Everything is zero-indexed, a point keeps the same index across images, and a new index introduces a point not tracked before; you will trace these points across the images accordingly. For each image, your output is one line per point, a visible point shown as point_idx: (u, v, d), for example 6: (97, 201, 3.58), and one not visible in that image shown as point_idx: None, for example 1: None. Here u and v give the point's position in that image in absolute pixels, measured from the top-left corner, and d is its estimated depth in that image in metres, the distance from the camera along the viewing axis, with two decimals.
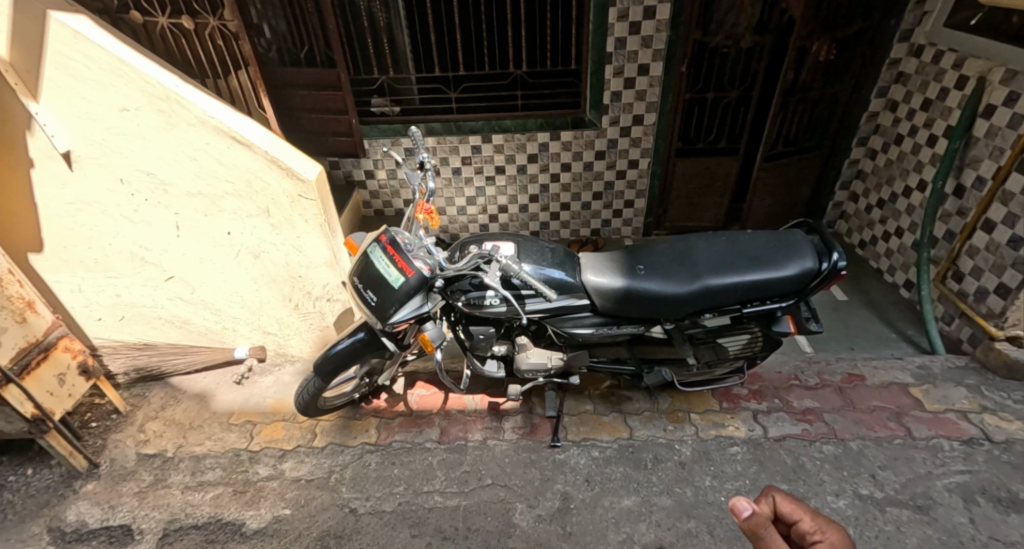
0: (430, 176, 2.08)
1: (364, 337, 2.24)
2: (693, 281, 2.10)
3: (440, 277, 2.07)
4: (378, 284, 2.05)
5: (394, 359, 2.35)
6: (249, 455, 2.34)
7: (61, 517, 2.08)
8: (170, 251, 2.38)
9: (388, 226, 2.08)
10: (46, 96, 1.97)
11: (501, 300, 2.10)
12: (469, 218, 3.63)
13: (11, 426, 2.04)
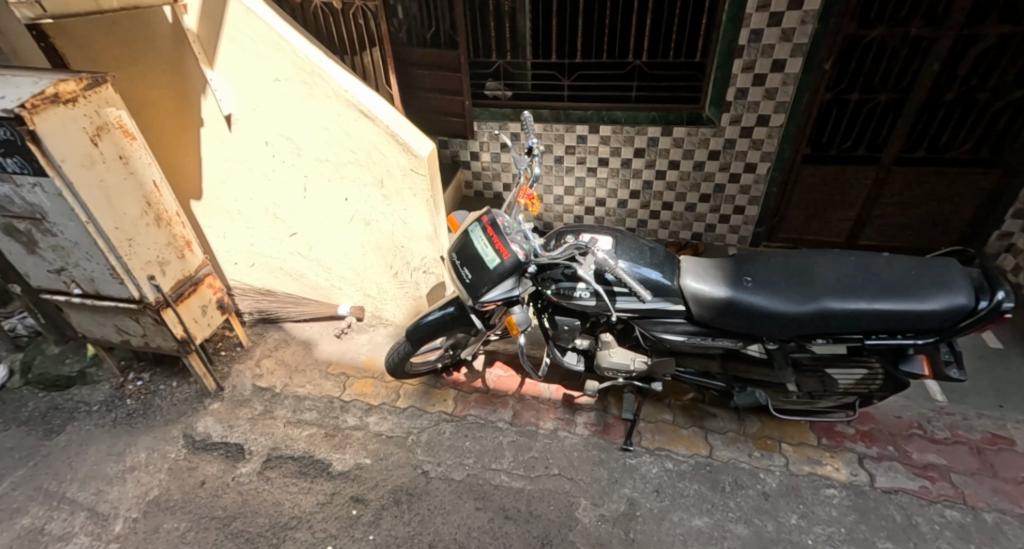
0: (536, 161, 2.09)
1: (453, 312, 2.34)
2: (809, 301, 1.91)
3: (534, 263, 2.09)
4: (474, 263, 2.11)
5: (479, 336, 2.43)
6: (341, 403, 2.58)
7: (192, 427, 2.45)
8: (297, 211, 2.66)
9: (491, 207, 2.13)
10: (220, 64, 2.28)
11: (592, 294, 2.09)
12: (565, 208, 3.55)
13: (164, 344, 2.43)
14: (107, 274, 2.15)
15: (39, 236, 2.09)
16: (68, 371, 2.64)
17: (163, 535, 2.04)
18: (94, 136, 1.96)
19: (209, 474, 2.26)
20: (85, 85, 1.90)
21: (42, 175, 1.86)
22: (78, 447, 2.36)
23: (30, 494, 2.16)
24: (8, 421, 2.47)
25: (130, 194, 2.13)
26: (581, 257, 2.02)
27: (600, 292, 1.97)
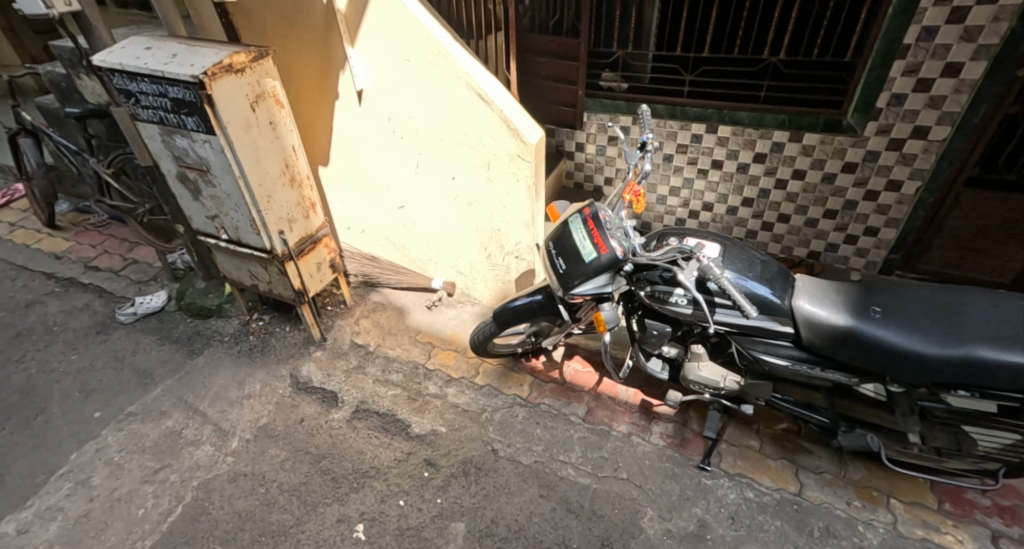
0: (648, 157, 2.00)
1: (541, 299, 2.36)
2: (957, 345, 1.64)
3: (631, 262, 2.01)
4: (571, 254, 2.09)
5: (563, 328, 2.42)
6: (425, 370, 2.74)
7: (298, 369, 2.75)
8: (408, 185, 2.82)
9: (594, 200, 2.11)
10: (360, 43, 2.44)
11: (689, 302, 1.97)
12: (667, 209, 3.37)
13: (284, 292, 2.73)
14: (248, 225, 2.45)
15: (201, 186, 2.42)
16: (210, 304, 3.09)
17: (267, 458, 2.33)
18: (254, 102, 2.24)
19: (309, 414, 2.53)
20: (253, 57, 2.19)
21: (211, 133, 2.15)
22: (211, 370, 2.76)
23: (173, 403, 2.58)
24: (163, 339, 2.95)
25: (274, 157, 2.41)
26: (685, 262, 1.92)
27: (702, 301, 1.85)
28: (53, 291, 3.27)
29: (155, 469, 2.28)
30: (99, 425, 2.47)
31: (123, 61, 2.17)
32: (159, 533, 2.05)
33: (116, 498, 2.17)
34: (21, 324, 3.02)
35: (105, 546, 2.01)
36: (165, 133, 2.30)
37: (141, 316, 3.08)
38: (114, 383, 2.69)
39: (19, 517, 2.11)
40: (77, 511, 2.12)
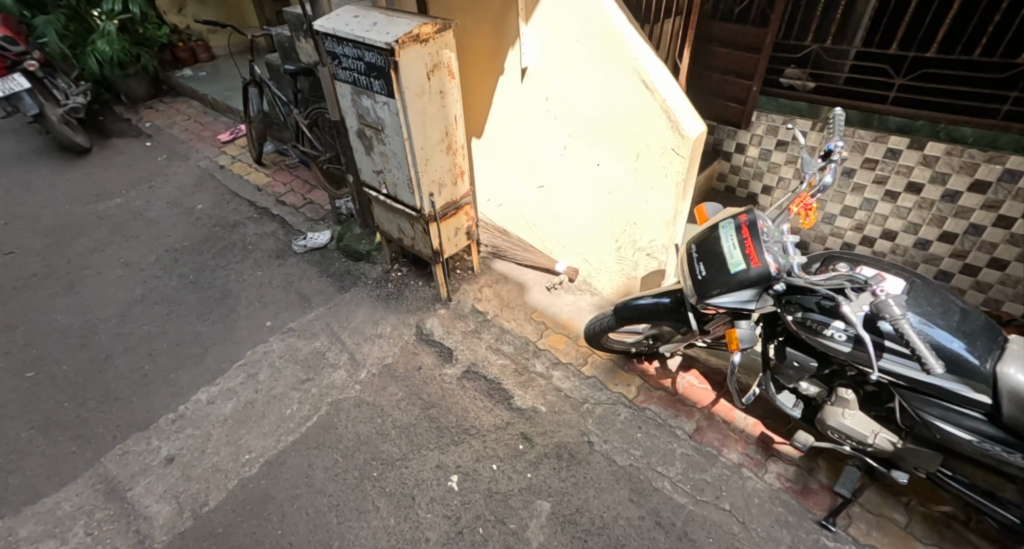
0: (832, 168, 1.74)
1: (667, 303, 2.24)
2: None
3: (785, 281, 1.78)
4: (715, 260, 1.89)
5: (685, 337, 2.26)
6: (535, 348, 2.78)
7: (424, 322, 2.98)
8: (552, 167, 2.83)
9: (754, 206, 1.89)
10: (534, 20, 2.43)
11: (849, 339, 1.70)
12: (834, 229, 2.94)
13: (423, 250, 2.95)
14: (406, 184, 2.67)
15: (374, 143, 2.68)
16: (362, 249, 3.47)
17: (387, 395, 2.58)
18: (430, 71, 2.42)
19: (426, 364, 2.74)
20: (437, 29, 2.35)
21: (391, 97, 2.36)
22: (354, 306, 3.12)
23: (322, 327, 2.97)
24: (322, 272, 3.40)
25: (436, 124, 2.58)
26: (854, 293, 1.63)
27: (868, 346, 1.56)
28: (252, 217, 3.94)
29: (302, 379, 2.67)
30: (268, 333, 2.95)
31: (335, 27, 2.43)
32: (298, 433, 2.41)
33: (272, 395, 2.59)
34: (228, 239, 3.71)
35: (260, 431, 2.42)
36: (355, 93, 2.56)
37: (309, 249, 3.58)
38: (284, 301, 3.18)
39: (206, 391, 2.62)
40: (243, 397, 2.58)
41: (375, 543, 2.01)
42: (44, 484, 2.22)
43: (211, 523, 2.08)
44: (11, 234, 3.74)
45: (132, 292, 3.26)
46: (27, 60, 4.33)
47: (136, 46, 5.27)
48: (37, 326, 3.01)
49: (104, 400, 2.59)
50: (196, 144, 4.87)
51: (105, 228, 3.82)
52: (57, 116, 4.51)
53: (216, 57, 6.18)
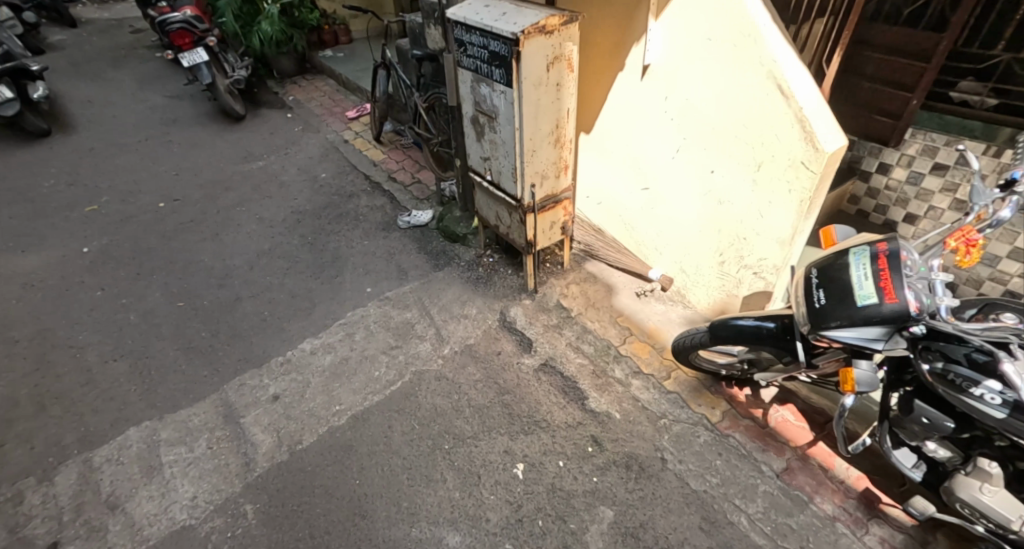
0: (1010, 204, 1.52)
1: (772, 329, 2.04)
2: None
3: (926, 324, 1.56)
4: (839, 290, 1.68)
5: (788, 369, 2.07)
6: (616, 352, 2.72)
7: (507, 310, 3.02)
8: (660, 169, 2.71)
9: (898, 234, 1.65)
10: (664, 16, 2.32)
11: (1006, 404, 1.49)
12: (993, 272, 2.58)
13: (517, 239, 2.98)
14: (510, 173, 2.71)
15: (485, 130, 2.75)
16: (459, 232, 3.59)
17: (465, 374, 2.67)
18: (550, 63, 2.42)
19: (506, 350, 2.79)
20: (564, 21, 2.34)
21: (509, 86, 2.40)
22: (445, 285, 3.25)
23: (415, 300, 3.14)
24: (421, 249, 3.58)
25: (548, 116, 2.58)
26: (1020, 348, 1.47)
27: None
28: (365, 190, 4.24)
29: (392, 346, 2.84)
30: (367, 298, 3.18)
31: (467, 16, 2.49)
32: (383, 395, 2.58)
33: (364, 356, 2.79)
34: (343, 208, 4.03)
35: (351, 387, 2.63)
36: (475, 81, 2.63)
37: (411, 226, 3.78)
38: (384, 271, 3.40)
39: (310, 342, 2.89)
40: (340, 353, 2.81)
41: (439, 511, 2.10)
42: (179, 399, 2.58)
43: (301, 461, 2.30)
44: (176, 183, 4.36)
45: (261, 245, 3.66)
46: (209, 37, 5.02)
47: (290, 27, 5.89)
48: (187, 264, 3.49)
49: (230, 336, 2.94)
50: (327, 118, 5.33)
51: (247, 186, 4.32)
52: (224, 86, 5.16)
53: (354, 40, 6.69)
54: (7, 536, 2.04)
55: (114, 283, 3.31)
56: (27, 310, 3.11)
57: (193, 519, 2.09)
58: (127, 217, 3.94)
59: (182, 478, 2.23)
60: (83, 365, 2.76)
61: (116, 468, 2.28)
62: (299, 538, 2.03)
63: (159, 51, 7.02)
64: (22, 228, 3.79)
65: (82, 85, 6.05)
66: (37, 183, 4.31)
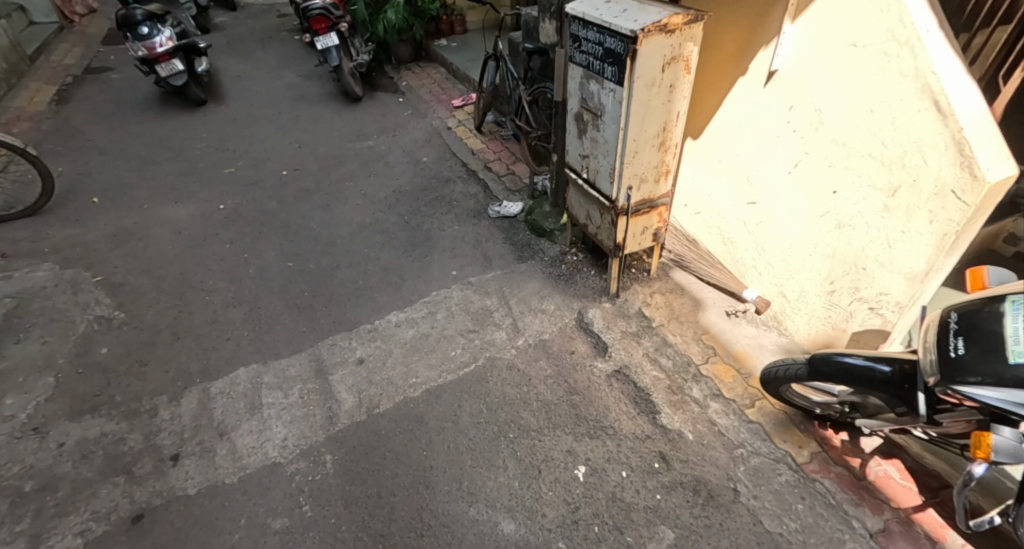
0: None
1: (885, 373, 1.83)
2: None
3: None
4: (985, 341, 1.48)
5: (900, 421, 1.86)
6: (696, 371, 2.60)
7: (586, 311, 2.99)
8: (773, 183, 2.53)
9: None
10: (802, 19, 2.15)
11: None
12: None
13: (606, 241, 2.93)
14: (608, 173, 2.67)
15: (588, 128, 2.72)
16: (546, 227, 3.60)
17: (537, 367, 2.69)
18: (667, 63, 2.34)
19: (580, 351, 2.77)
20: (688, 20, 2.25)
21: (619, 85, 2.35)
22: (527, 278, 3.27)
23: (496, 289, 3.20)
24: (507, 239, 3.63)
25: (657, 118, 2.50)
26: None
27: None
28: (461, 177, 4.37)
29: (469, 329, 2.92)
30: (452, 281, 3.28)
31: (586, 11, 2.47)
32: (456, 375, 2.67)
33: (443, 335, 2.89)
34: (439, 192, 4.18)
35: (428, 362, 2.74)
36: (585, 77, 2.60)
37: (501, 216, 3.85)
38: (470, 256, 3.49)
39: (396, 315, 3.05)
40: (421, 329, 2.94)
41: (497, 497, 2.14)
42: (280, 349, 2.84)
43: (376, 424, 2.44)
44: (298, 154, 4.77)
45: (363, 218, 3.91)
46: (342, 23, 5.42)
47: (412, 16, 6.19)
48: (299, 228, 3.81)
49: (328, 299, 3.18)
50: (434, 105, 5.55)
51: (357, 162, 4.63)
52: (348, 69, 5.55)
53: (468, 31, 6.90)
54: (144, 440, 2.37)
55: (239, 238, 3.70)
56: (170, 251, 3.56)
57: (281, 458, 2.30)
58: (255, 181, 4.38)
59: (276, 420, 2.46)
60: (208, 306, 3.12)
61: (225, 400, 2.56)
62: (368, 495, 2.16)
63: (296, 33, 7.70)
64: (173, 181, 4.34)
65: (231, 61, 6.79)
66: (189, 143, 4.91)
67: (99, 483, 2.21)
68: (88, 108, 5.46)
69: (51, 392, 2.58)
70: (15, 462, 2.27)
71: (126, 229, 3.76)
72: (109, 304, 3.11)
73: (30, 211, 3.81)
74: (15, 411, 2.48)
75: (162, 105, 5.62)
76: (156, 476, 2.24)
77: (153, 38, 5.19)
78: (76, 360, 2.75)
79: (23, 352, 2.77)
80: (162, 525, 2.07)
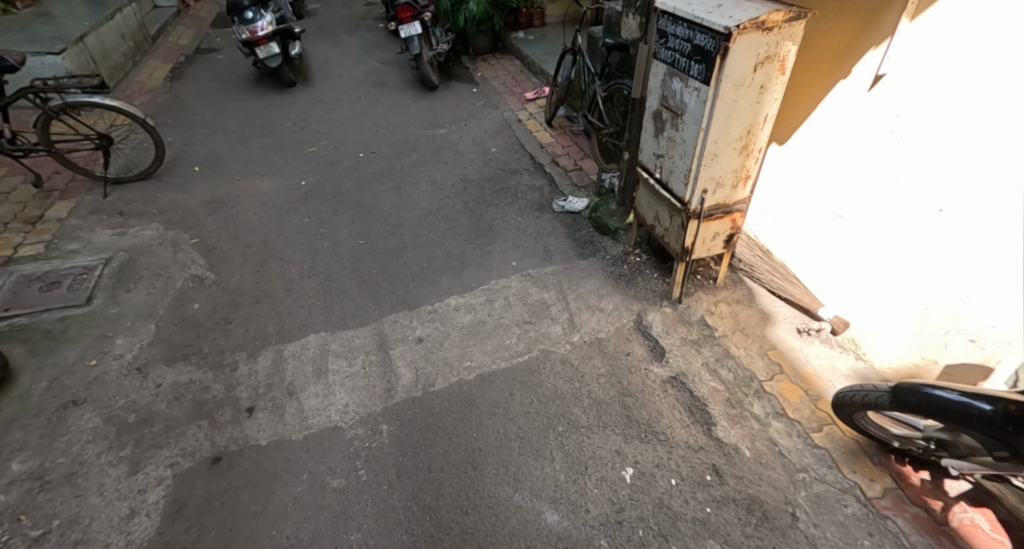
0: None
1: (986, 413, 1.62)
2: None
3: None
4: None
5: (996, 466, 1.69)
6: (758, 387, 2.49)
7: (646, 314, 2.94)
8: (866, 196, 2.37)
9: None
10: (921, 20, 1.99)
11: None
12: None
13: (673, 244, 2.85)
14: (683, 174, 2.59)
15: (666, 127, 2.65)
16: (611, 225, 3.56)
17: (590, 365, 2.68)
18: (760, 62, 2.24)
19: (635, 353, 2.72)
20: (789, 17, 2.14)
21: (706, 84, 2.28)
22: (587, 275, 3.25)
23: (554, 283, 3.20)
24: (570, 234, 3.62)
25: (743, 120, 2.40)
26: None
27: None
28: (528, 169, 4.39)
29: (526, 320, 2.95)
30: (512, 271, 3.32)
31: (677, 6, 2.40)
32: (509, 363, 2.71)
33: (499, 323, 2.94)
34: (506, 183, 4.23)
35: (483, 348, 2.80)
36: (668, 75, 2.54)
37: (565, 211, 3.83)
38: (531, 249, 3.51)
39: (455, 299, 3.12)
40: (479, 315, 3.00)
41: (543, 487, 2.17)
42: (347, 321, 2.99)
43: (431, 401, 2.53)
44: (375, 138, 4.97)
45: (431, 203, 4.02)
46: (425, 13, 5.57)
47: (493, 8, 6.27)
48: (371, 209, 3.98)
49: (393, 277, 3.31)
50: (507, 97, 5.60)
51: (429, 149, 4.76)
52: (428, 57, 5.70)
53: (546, 24, 6.89)
54: (226, 391, 2.58)
55: (318, 214, 3.92)
56: (257, 221, 3.82)
57: (342, 423, 2.43)
58: (334, 160, 4.61)
59: (340, 387, 2.60)
60: (286, 275, 3.33)
61: (296, 363, 2.73)
62: (419, 468, 2.25)
63: (381, 22, 8.00)
64: (263, 156, 4.66)
65: (321, 46, 7.15)
66: (279, 122, 5.24)
67: (187, 424, 2.43)
68: (194, 85, 5.95)
69: (152, 338, 2.86)
70: (119, 396, 2.54)
71: (221, 197, 4.08)
72: (203, 265, 3.39)
73: (144, 174, 4.20)
74: (122, 350, 2.77)
75: (257, 85, 6.02)
76: (234, 425, 2.43)
77: (255, 22, 5.60)
78: (173, 312, 3.02)
79: (130, 300, 3.08)
80: (237, 469, 2.26)
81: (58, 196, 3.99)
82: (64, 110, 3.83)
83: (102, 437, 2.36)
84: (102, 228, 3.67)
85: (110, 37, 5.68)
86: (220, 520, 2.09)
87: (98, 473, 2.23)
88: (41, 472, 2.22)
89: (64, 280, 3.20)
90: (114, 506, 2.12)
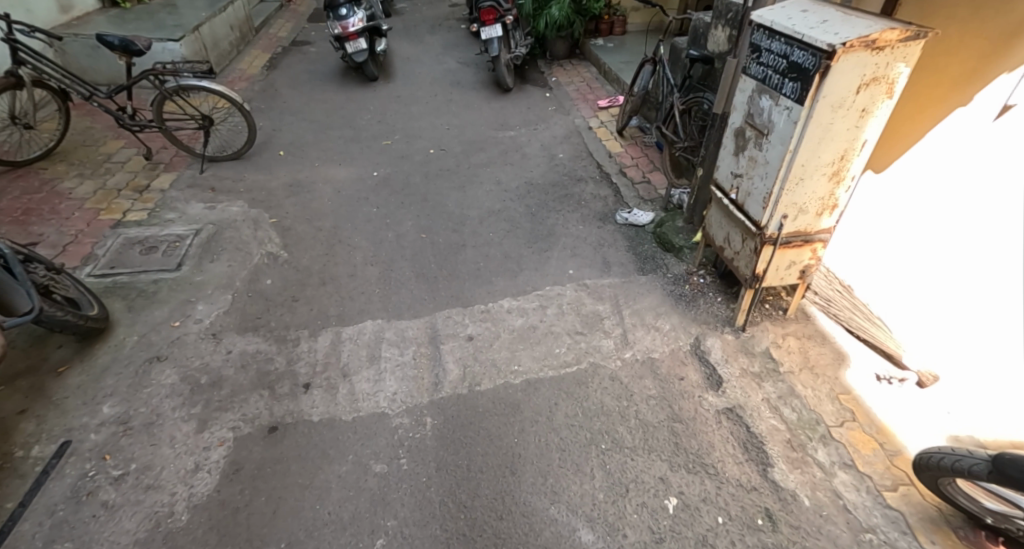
0: None
1: None
2: None
3: None
4: None
5: None
6: (824, 431, 2.31)
7: (704, 338, 2.81)
8: (976, 237, 2.17)
9: None
10: None
11: None
12: None
13: (743, 269, 2.71)
14: (762, 196, 2.45)
15: (748, 146, 2.52)
16: (675, 242, 3.43)
17: (641, 385, 2.58)
18: (864, 84, 2.08)
19: (690, 379, 2.60)
20: (905, 37, 1.97)
21: (798, 104, 2.14)
22: (645, 291, 3.16)
23: (611, 295, 3.13)
24: (631, 248, 3.53)
25: (837, 145, 2.24)
26: None
27: None
28: (594, 178, 4.33)
29: (578, 331, 2.89)
30: (568, 279, 3.28)
31: (775, 20, 2.27)
32: (557, 372, 2.66)
33: (551, 331, 2.90)
34: (571, 190, 4.18)
35: (532, 353, 2.77)
36: (757, 91, 2.41)
37: (628, 224, 3.74)
38: (590, 259, 3.44)
39: (509, 301, 3.12)
40: (530, 320, 2.97)
41: (580, 503, 2.11)
42: (403, 311, 3.06)
43: (475, 400, 2.53)
44: (447, 135, 5.08)
45: (495, 204, 4.05)
46: (508, 16, 5.64)
47: (576, 14, 6.27)
48: (435, 204, 4.06)
49: (451, 273, 3.36)
50: (579, 103, 5.56)
51: (497, 150, 4.80)
52: (506, 60, 5.75)
53: (628, 32, 6.80)
54: (287, 364, 2.71)
55: (385, 205, 4.04)
56: (329, 207, 4.00)
57: (389, 410, 2.48)
58: (405, 154, 4.75)
59: (390, 375, 2.66)
60: (350, 260, 3.45)
61: (351, 346, 2.83)
62: (458, 465, 2.26)
63: (464, 24, 8.18)
64: (342, 145, 4.87)
65: (404, 44, 7.41)
66: (359, 114, 5.47)
67: (249, 391, 2.56)
68: (287, 74, 6.32)
69: (227, 307, 3.05)
70: (196, 357, 2.73)
71: (300, 181, 4.30)
72: (278, 244, 3.58)
73: (236, 155, 4.51)
74: (202, 315, 2.98)
75: (343, 78, 6.31)
76: (291, 398, 2.54)
77: (348, 18, 5.84)
78: (248, 285, 3.21)
79: (213, 270, 3.30)
80: (290, 441, 2.35)
81: (162, 168, 4.36)
82: (176, 91, 4.17)
83: (177, 393, 2.54)
84: (195, 201, 3.97)
85: (221, 27, 6.15)
86: (271, 487, 2.18)
87: (171, 426, 2.39)
88: (126, 418, 2.42)
89: (160, 247, 3.47)
90: (182, 459, 2.27)
